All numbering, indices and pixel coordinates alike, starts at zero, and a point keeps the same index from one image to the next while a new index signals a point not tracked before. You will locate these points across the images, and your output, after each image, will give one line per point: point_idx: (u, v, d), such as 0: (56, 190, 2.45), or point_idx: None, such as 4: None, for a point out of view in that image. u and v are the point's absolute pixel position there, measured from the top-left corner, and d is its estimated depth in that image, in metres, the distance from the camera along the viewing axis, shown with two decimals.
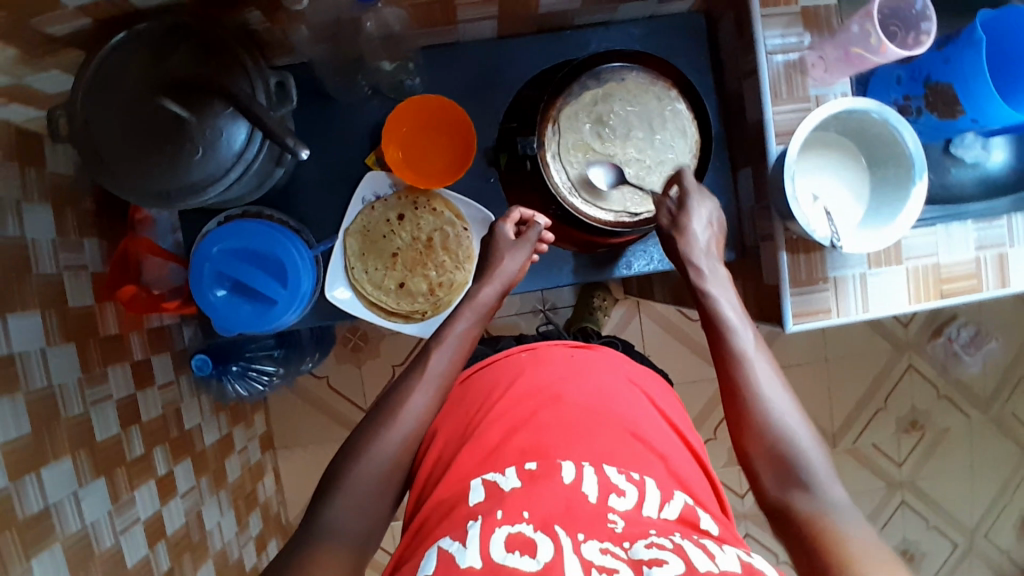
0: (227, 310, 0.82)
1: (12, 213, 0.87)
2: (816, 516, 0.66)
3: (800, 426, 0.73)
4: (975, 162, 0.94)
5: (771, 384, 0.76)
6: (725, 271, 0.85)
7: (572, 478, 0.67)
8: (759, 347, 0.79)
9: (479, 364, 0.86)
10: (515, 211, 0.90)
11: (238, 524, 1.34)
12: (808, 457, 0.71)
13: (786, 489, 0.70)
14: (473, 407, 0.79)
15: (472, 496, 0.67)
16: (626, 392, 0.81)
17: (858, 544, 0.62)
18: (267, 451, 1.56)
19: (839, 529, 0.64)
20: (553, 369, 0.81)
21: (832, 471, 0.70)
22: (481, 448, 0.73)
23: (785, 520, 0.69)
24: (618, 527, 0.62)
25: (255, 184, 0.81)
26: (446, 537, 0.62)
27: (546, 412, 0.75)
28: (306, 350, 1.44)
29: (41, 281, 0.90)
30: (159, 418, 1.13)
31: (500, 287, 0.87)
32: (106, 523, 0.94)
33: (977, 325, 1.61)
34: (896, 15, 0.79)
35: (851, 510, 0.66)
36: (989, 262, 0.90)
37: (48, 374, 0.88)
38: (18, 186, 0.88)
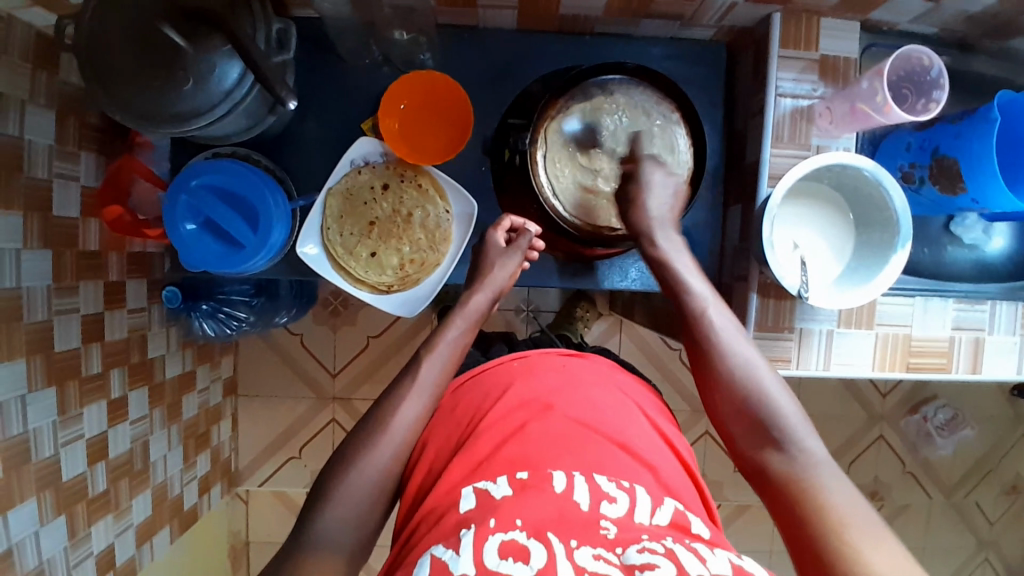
0: (195, 246, 0.82)
1: (14, 112, 0.87)
2: (792, 475, 0.65)
3: (769, 378, 0.72)
4: (973, 244, 0.92)
5: (738, 342, 0.75)
6: (682, 241, 0.83)
7: (563, 487, 0.63)
8: (728, 316, 0.77)
9: (469, 373, 0.83)
10: (506, 219, 0.92)
11: (185, 462, 1.35)
12: (777, 408, 0.70)
13: (761, 448, 0.69)
14: (465, 419, 0.76)
15: (462, 503, 0.64)
16: (620, 408, 0.76)
17: (840, 502, 0.61)
18: (228, 396, 1.57)
19: (818, 488, 0.63)
20: (543, 381, 0.77)
21: (808, 424, 0.70)
22: (471, 458, 0.69)
23: (762, 479, 0.68)
24: (611, 533, 0.60)
25: (245, 126, 0.81)
26: (438, 544, 0.60)
27: (535, 423, 0.71)
28: (282, 303, 1.40)
29: (29, 184, 0.90)
30: (124, 341, 1.13)
31: (492, 294, 0.88)
32: (49, 433, 0.94)
33: (956, 408, 1.59)
34: (909, 78, 0.78)
35: (828, 463, 0.66)
36: (964, 344, 0.90)
37: (18, 276, 0.88)
38: (26, 87, 0.89)
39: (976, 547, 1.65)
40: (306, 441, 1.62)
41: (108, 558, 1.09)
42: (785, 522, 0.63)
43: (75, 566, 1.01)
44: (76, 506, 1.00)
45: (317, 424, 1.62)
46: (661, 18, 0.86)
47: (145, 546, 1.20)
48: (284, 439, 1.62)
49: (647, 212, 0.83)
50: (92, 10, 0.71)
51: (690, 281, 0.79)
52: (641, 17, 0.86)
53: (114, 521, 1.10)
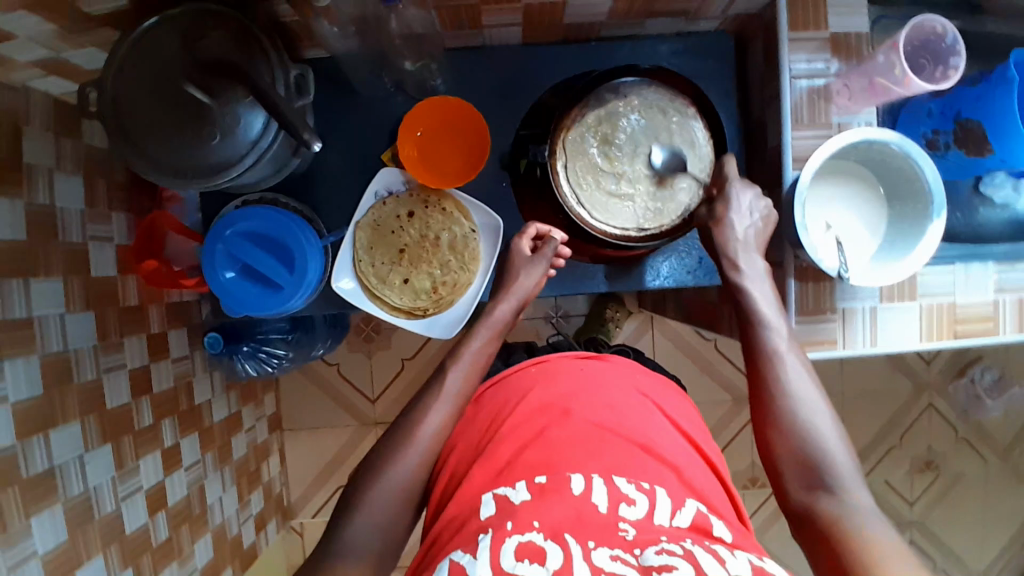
0: (236, 290, 0.84)
1: (44, 181, 0.89)
2: (838, 520, 0.65)
3: (826, 426, 0.72)
4: (1004, 204, 0.90)
5: (804, 385, 0.75)
6: (763, 264, 0.82)
7: (581, 490, 0.65)
8: (794, 356, 0.77)
9: (491, 381, 0.86)
10: (532, 226, 0.91)
11: (239, 501, 1.37)
12: (834, 460, 0.69)
13: (811, 493, 0.69)
14: (487, 425, 0.79)
15: (483, 510, 0.66)
16: (638, 409, 0.78)
17: (884, 551, 0.61)
18: (274, 432, 1.59)
19: (862, 533, 0.63)
20: (561, 386, 0.79)
21: (860, 477, 0.69)
22: (494, 463, 0.71)
23: (807, 523, 0.67)
24: (629, 534, 0.61)
25: (271, 171, 0.83)
26: (458, 549, 0.62)
27: (555, 429, 0.73)
28: (317, 336, 1.42)
29: (66, 249, 0.93)
30: (171, 390, 1.16)
31: (515, 304, 0.88)
32: (109, 488, 0.97)
33: (1003, 369, 1.56)
34: (925, 47, 0.77)
35: (876, 514, 0.65)
36: (1010, 306, 0.88)
37: (65, 339, 0.91)
38: (53, 156, 0.91)
39: None
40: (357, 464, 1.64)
41: None
42: (826, 565, 0.63)
43: None
44: (142, 556, 1.03)
45: (364, 448, 1.64)
46: (665, 15, 0.87)
47: None
48: (333, 467, 1.64)
49: (732, 234, 0.82)
50: (113, 67, 0.72)
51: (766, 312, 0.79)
52: (647, 17, 0.87)
53: (179, 568, 1.13)
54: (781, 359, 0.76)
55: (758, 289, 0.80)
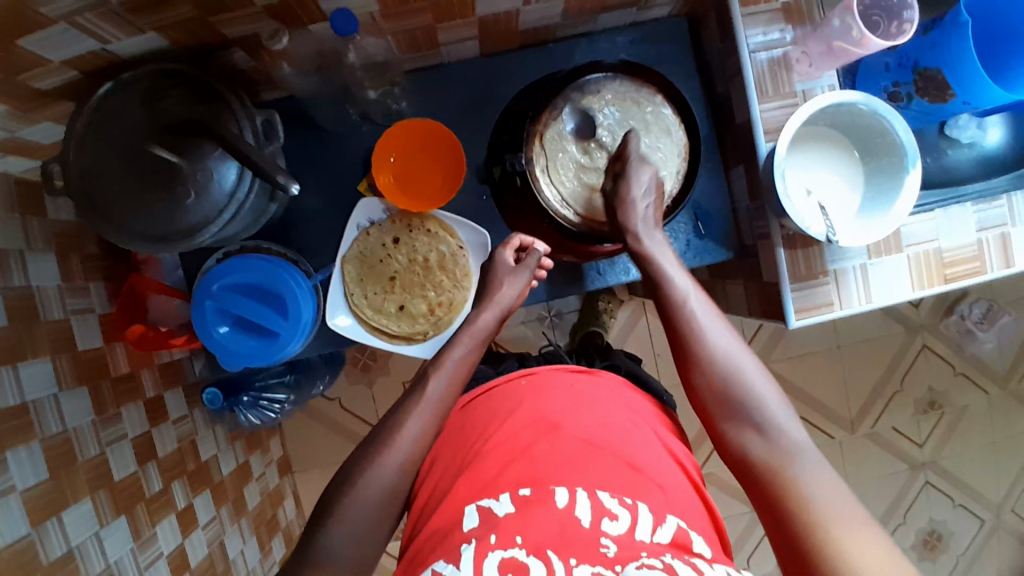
0: (230, 344, 0.83)
1: (16, 263, 0.87)
2: (771, 457, 0.71)
3: (750, 369, 0.78)
4: (972, 141, 0.92)
5: (721, 335, 0.80)
6: (663, 238, 0.86)
7: (565, 503, 0.67)
8: (709, 308, 0.83)
9: (480, 390, 0.86)
10: (515, 238, 0.91)
11: (262, 551, 1.35)
12: (761, 400, 0.75)
13: (744, 433, 0.74)
14: (468, 440, 0.79)
15: (466, 522, 0.68)
16: (624, 421, 0.78)
17: (814, 482, 0.67)
18: (285, 475, 1.57)
19: (795, 468, 0.69)
20: (551, 400, 0.79)
21: (785, 408, 0.75)
22: (477, 478, 0.72)
23: (743, 463, 0.73)
24: (611, 551, 0.63)
25: (250, 222, 0.81)
26: (441, 560, 0.65)
27: (543, 445, 0.74)
28: (317, 373, 1.40)
29: (50, 329, 0.91)
30: (176, 452, 1.13)
31: (498, 314, 0.88)
32: (130, 560, 0.94)
33: (989, 300, 1.58)
34: (877, 5, 0.78)
35: (805, 447, 0.71)
36: (993, 243, 0.90)
37: (63, 418, 0.89)
38: (21, 237, 0.89)
39: None
40: None
41: None
42: (764, 498, 0.69)
43: None
44: None
45: None
46: (618, 7, 0.87)
47: None
48: None
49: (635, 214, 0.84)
50: (73, 146, 0.70)
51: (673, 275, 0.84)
52: (600, 12, 0.87)
53: None
54: (695, 314, 0.81)
55: (658, 250, 0.85)
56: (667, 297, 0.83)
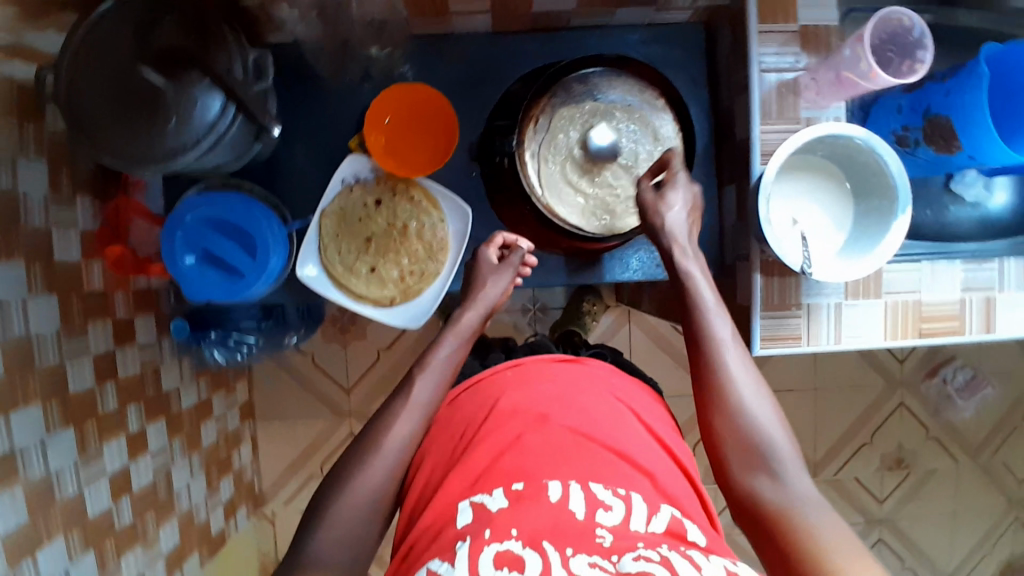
0: (194, 277, 0.82)
1: (6, 166, 0.85)
2: (784, 506, 0.63)
3: (768, 410, 0.70)
4: (976, 202, 0.92)
5: (743, 370, 0.72)
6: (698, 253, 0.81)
7: (559, 496, 0.62)
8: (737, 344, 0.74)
9: (467, 385, 0.81)
10: (498, 236, 0.92)
11: (208, 489, 1.35)
12: (777, 446, 0.67)
13: (756, 480, 0.66)
14: (459, 431, 0.74)
15: (460, 517, 0.63)
16: (616, 414, 0.74)
17: (828, 536, 0.60)
18: (246, 421, 1.56)
19: (807, 522, 0.61)
20: (539, 390, 0.75)
21: (800, 458, 0.67)
22: (467, 472, 0.67)
23: (751, 512, 0.66)
24: (606, 541, 0.59)
25: (233, 157, 0.82)
26: (435, 559, 0.60)
27: (532, 435, 0.69)
28: (292, 325, 1.38)
29: (28, 236, 0.89)
30: (137, 376, 1.13)
31: (483, 312, 0.86)
32: (71, 472, 0.95)
33: (974, 369, 1.58)
34: (892, 41, 0.79)
35: (818, 501, 0.64)
36: (976, 304, 0.88)
37: (26, 323, 0.88)
38: (17, 140, 0.86)
39: (1008, 506, 1.63)
40: (332, 453, 1.61)
41: None
42: (772, 547, 0.62)
43: None
44: (105, 541, 1.01)
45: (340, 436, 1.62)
46: (636, 5, 0.86)
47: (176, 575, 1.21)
48: (306, 455, 1.62)
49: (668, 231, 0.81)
50: (71, 52, 0.70)
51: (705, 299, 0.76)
52: (617, 7, 0.86)
53: (144, 553, 1.11)
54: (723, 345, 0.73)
55: (698, 275, 0.78)
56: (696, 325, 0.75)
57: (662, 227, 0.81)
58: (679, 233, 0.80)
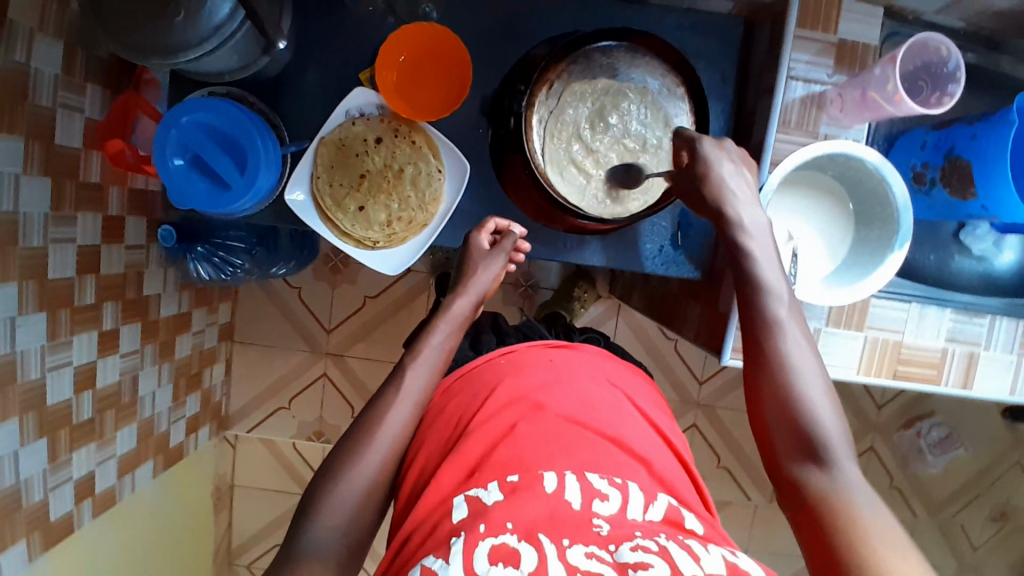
0: (182, 181, 0.82)
1: (22, 38, 0.82)
2: (830, 498, 0.61)
3: (822, 393, 0.67)
4: (982, 256, 0.90)
5: (802, 351, 0.68)
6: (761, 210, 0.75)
7: (554, 487, 0.61)
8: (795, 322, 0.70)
9: (458, 373, 0.80)
10: (491, 222, 0.90)
11: (174, 400, 1.34)
12: (828, 431, 0.65)
13: (802, 465, 0.64)
14: (453, 420, 0.73)
15: (455, 512, 0.61)
16: (610, 401, 0.73)
17: (874, 526, 0.58)
18: (224, 340, 1.55)
19: (853, 511, 0.59)
20: (531, 377, 0.74)
21: (849, 442, 0.65)
22: (461, 463, 0.66)
23: (796, 500, 0.64)
24: (603, 530, 0.57)
25: (237, 66, 0.83)
26: (430, 555, 0.58)
27: (526, 424, 0.68)
28: (281, 255, 1.36)
29: (34, 113, 0.85)
30: (120, 276, 1.10)
31: (475, 299, 0.85)
32: (36, 355, 0.92)
33: (950, 428, 1.56)
34: (926, 69, 0.78)
35: (870, 492, 0.61)
36: (958, 357, 0.87)
37: (16, 200, 0.84)
38: (37, 14, 0.83)
39: (957, 569, 1.62)
40: (297, 394, 1.60)
41: (87, 485, 1.07)
42: (812, 538, 0.60)
43: (53, 489, 0.99)
44: (59, 431, 0.98)
45: (307, 378, 1.60)
46: None
47: (126, 478, 1.19)
48: (275, 389, 1.60)
49: (720, 184, 0.74)
50: None
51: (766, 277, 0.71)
52: None
53: (97, 450, 1.09)
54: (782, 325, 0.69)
55: (753, 247, 0.73)
56: (754, 305, 0.71)
57: (711, 178, 0.74)
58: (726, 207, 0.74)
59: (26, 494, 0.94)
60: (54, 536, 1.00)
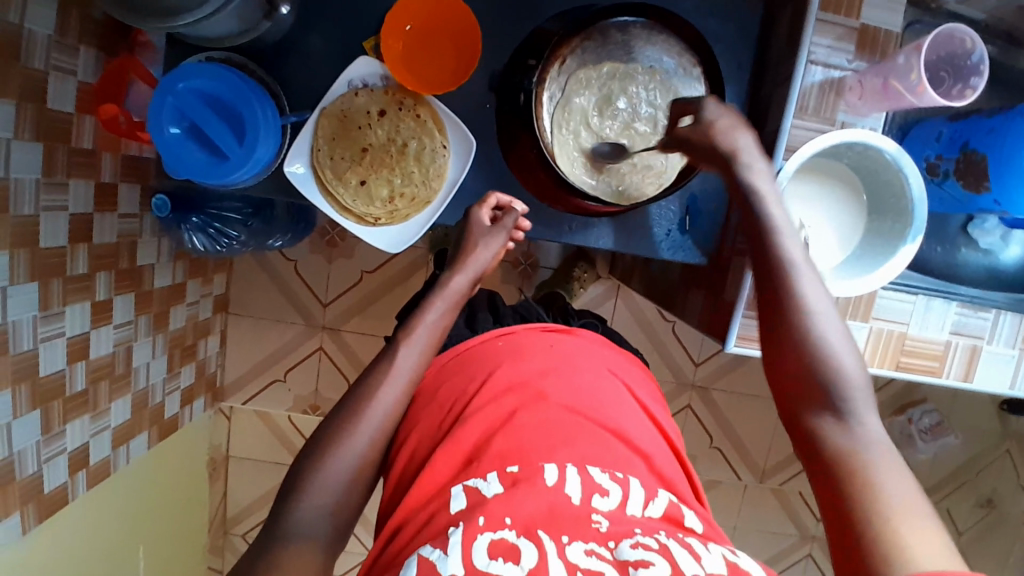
0: (179, 150, 0.79)
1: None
2: (847, 448, 0.59)
3: (838, 339, 0.64)
4: (988, 249, 0.90)
5: (817, 297, 0.66)
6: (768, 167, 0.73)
7: (555, 481, 0.60)
8: (807, 267, 0.68)
9: (453, 353, 0.79)
10: (493, 197, 0.88)
11: (168, 371, 1.33)
12: (846, 379, 0.62)
13: (818, 415, 0.62)
14: (448, 402, 0.72)
15: (453, 503, 0.60)
16: (607, 388, 0.73)
17: (893, 479, 0.56)
18: (218, 312, 1.52)
19: (864, 458, 0.58)
20: (530, 363, 0.73)
21: (867, 391, 0.63)
22: (457, 450, 0.65)
23: (811, 450, 0.62)
24: (603, 526, 0.57)
25: (239, 29, 0.80)
26: (425, 544, 0.56)
27: (525, 413, 0.67)
28: (277, 226, 1.32)
29: (27, 77, 0.82)
30: (113, 246, 1.07)
31: (473, 277, 0.83)
32: (29, 326, 0.90)
33: (942, 414, 1.57)
34: (948, 60, 0.76)
35: (886, 443, 0.60)
36: (961, 350, 0.87)
37: (7, 167, 0.81)
38: None
39: None
40: (292, 367, 1.59)
41: (81, 456, 1.06)
42: (827, 492, 0.59)
43: (47, 461, 0.98)
44: (53, 402, 0.97)
45: (302, 351, 1.58)
46: None
47: (121, 450, 1.18)
48: (270, 361, 1.59)
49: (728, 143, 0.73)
50: None
51: (778, 222, 0.69)
52: None
53: (91, 422, 1.08)
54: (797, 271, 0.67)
55: (762, 185, 0.71)
56: (768, 249, 0.68)
57: (720, 143, 0.73)
58: (738, 143, 0.72)
59: (20, 466, 0.93)
60: (48, 508, 1.00)
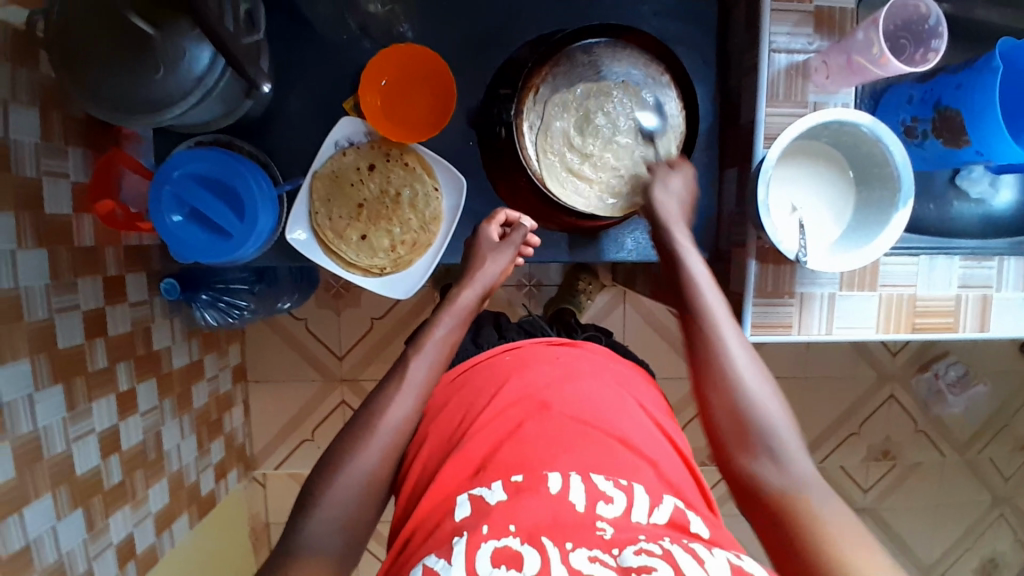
0: (183, 234, 0.82)
1: None
2: (786, 492, 0.64)
3: (764, 391, 0.70)
4: (980, 198, 0.90)
5: (740, 353, 0.72)
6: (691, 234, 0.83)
7: (558, 489, 0.60)
8: (732, 325, 0.74)
9: (462, 367, 0.81)
10: (502, 213, 0.90)
11: (198, 449, 1.34)
12: (780, 434, 0.67)
13: (757, 464, 0.67)
14: (457, 416, 0.73)
15: (457, 511, 0.61)
16: (615, 397, 0.74)
17: (832, 518, 0.61)
18: (237, 382, 1.54)
19: (811, 507, 0.62)
20: (535, 374, 0.74)
21: (800, 440, 0.68)
22: (467, 461, 0.66)
23: (753, 495, 0.66)
24: (607, 534, 0.57)
25: (221, 113, 0.82)
26: (430, 554, 0.57)
27: (532, 423, 0.68)
28: (283, 289, 1.33)
29: (20, 186, 0.85)
30: (128, 334, 1.09)
31: (481, 291, 0.85)
32: (59, 429, 0.91)
33: (968, 365, 1.56)
34: (907, 28, 0.79)
35: (820, 483, 0.64)
36: (972, 301, 0.88)
37: (15, 277, 0.83)
38: (8, 86, 0.82)
39: (991, 503, 1.64)
40: (318, 424, 1.59)
41: (127, 547, 1.07)
42: (775, 535, 0.62)
43: (96, 557, 0.99)
44: (92, 498, 0.98)
45: (325, 408, 1.59)
46: None
47: (164, 534, 1.19)
48: (295, 422, 1.60)
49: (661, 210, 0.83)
50: None
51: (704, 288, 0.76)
52: None
53: (132, 512, 1.09)
54: (722, 333, 0.73)
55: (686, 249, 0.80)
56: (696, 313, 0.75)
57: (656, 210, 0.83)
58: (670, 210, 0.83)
59: (70, 567, 0.94)
60: None
